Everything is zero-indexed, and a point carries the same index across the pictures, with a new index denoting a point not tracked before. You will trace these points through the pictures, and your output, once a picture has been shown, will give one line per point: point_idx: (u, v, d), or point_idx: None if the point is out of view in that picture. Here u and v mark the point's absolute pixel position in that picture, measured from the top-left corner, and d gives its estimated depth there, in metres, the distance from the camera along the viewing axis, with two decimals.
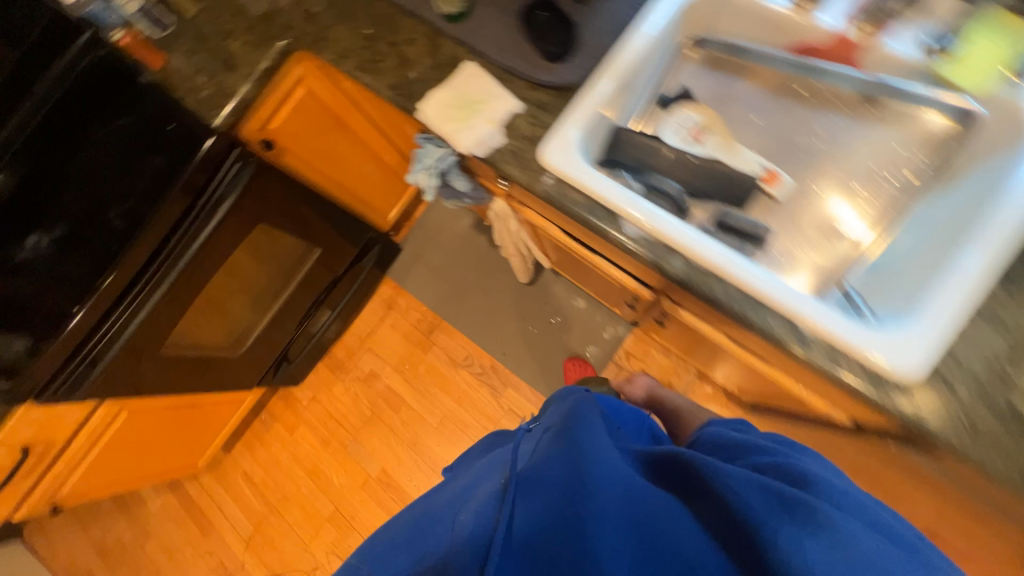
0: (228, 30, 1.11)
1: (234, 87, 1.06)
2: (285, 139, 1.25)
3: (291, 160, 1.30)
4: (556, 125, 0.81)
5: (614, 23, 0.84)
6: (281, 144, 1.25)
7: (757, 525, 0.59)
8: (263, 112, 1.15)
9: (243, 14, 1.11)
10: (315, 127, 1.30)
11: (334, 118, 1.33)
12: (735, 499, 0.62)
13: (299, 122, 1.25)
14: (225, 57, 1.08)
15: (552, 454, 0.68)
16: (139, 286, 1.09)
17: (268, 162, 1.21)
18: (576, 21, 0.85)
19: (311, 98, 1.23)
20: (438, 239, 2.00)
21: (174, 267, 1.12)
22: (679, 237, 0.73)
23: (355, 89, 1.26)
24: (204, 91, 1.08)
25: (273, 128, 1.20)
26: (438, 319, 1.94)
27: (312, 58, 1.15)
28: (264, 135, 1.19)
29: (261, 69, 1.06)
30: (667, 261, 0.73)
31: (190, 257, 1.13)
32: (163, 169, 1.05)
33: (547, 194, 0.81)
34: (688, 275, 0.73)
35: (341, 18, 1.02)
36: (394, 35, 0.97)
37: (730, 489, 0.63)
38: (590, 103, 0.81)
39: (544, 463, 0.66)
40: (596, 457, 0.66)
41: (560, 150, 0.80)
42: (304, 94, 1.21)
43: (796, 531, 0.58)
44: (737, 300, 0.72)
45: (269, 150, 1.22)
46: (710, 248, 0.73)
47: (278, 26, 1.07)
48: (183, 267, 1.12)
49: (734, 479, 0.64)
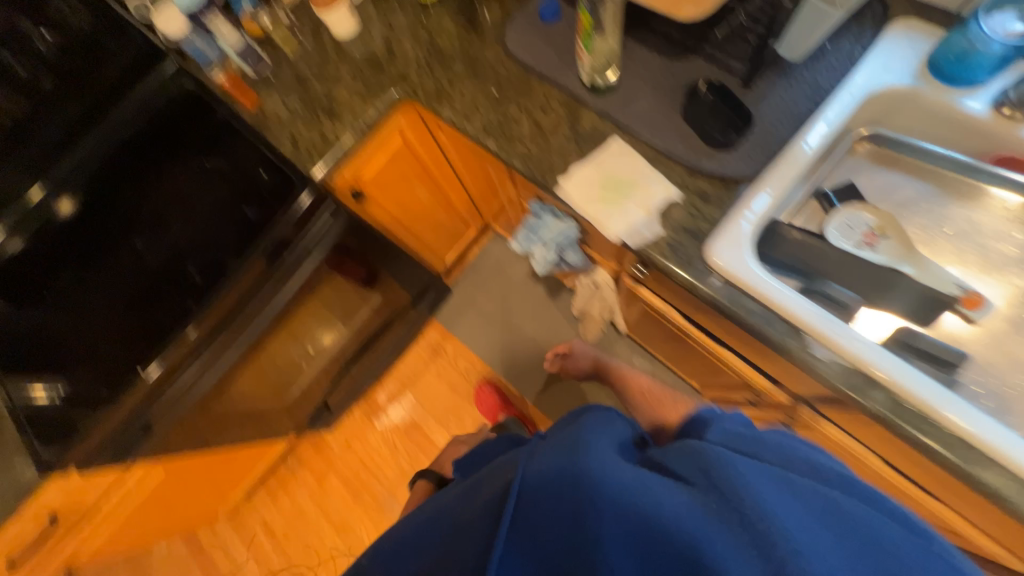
0: (333, 74, 1.03)
1: (338, 136, 0.98)
2: (373, 188, 1.16)
3: (374, 208, 1.21)
4: (729, 224, 0.73)
5: (788, 112, 0.77)
6: (368, 193, 1.15)
7: (753, 514, 0.45)
8: (360, 162, 1.06)
9: (350, 59, 1.03)
10: (402, 176, 1.21)
11: (421, 167, 1.25)
12: (744, 486, 0.48)
13: (390, 172, 1.16)
14: (330, 103, 1.00)
15: (547, 461, 0.53)
16: (206, 351, 0.97)
17: (355, 213, 1.11)
18: (744, 104, 0.78)
19: (405, 147, 1.15)
20: (493, 285, 1.91)
21: (251, 324, 1.00)
22: (889, 371, 0.64)
23: (450, 140, 1.19)
24: (302, 137, 1.00)
25: (364, 178, 1.11)
26: (488, 370, 1.83)
27: (417, 109, 1.07)
28: (355, 185, 1.09)
29: (367, 120, 0.99)
30: (867, 395, 0.65)
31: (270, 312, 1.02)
32: (253, 220, 0.96)
33: (717, 301, 0.72)
34: (892, 410, 0.64)
35: (465, 74, 0.95)
36: (526, 99, 0.90)
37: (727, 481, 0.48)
38: (761, 203, 0.73)
39: (538, 470, 0.53)
40: (603, 466, 0.51)
41: (735, 253, 0.72)
42: (400, 143, 1.13)
43: (814, 526, 0.44)
44: (907, 417, 0.64)
45: (356, 200, 1.13)
46: (919, 380, 0.63)
47: (389, 76, 1.00)
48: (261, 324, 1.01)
49: (734, 475, 0.49)
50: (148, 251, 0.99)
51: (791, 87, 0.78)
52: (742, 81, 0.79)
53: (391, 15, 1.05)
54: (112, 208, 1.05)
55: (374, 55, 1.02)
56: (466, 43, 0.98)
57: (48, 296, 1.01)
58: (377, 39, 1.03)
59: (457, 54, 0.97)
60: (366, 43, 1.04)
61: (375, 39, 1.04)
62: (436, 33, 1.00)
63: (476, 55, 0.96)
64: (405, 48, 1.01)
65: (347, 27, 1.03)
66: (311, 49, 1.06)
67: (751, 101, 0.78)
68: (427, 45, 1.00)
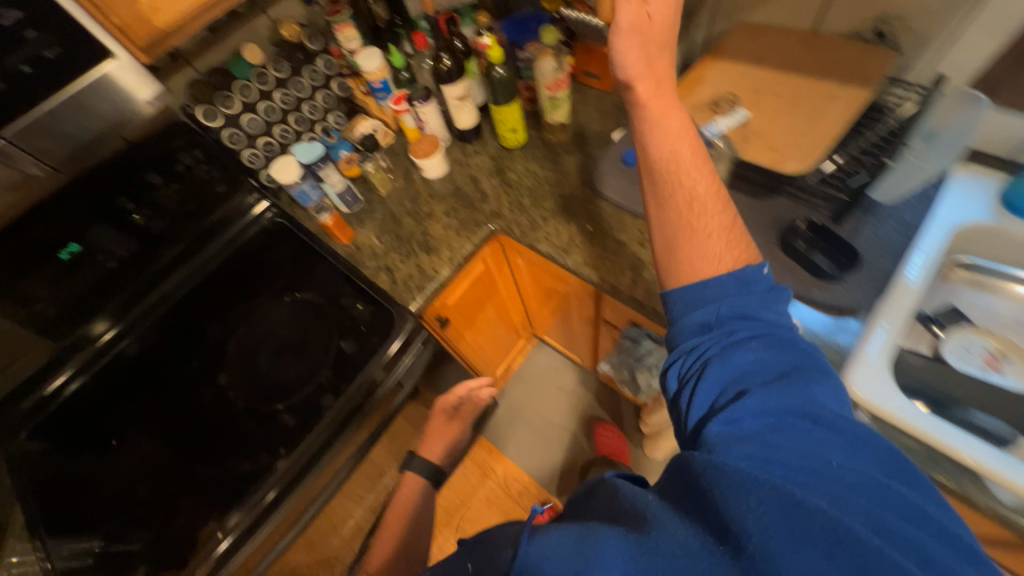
0: (426, 212, 1.10)
1: (435, 269, 1.02)
2: (454, 313, 1.17)
3: (451, 331, 1.20)
4: (859, 354, 0.74)
5: (885, 246, 0.82)
6: (449, 318, 1.16)
7: (766, 524, 0.44)
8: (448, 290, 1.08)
9: (442, 198, 1.11)
10: (479, 298, 1.23)
11: (495, 289, 1.28)
12: (762, 497, 0.46)
13: (469, 296, 1.18)
14: (426, 238, 1.06)
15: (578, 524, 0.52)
16: (277, 515, 0.84)
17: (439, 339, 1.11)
18: (842, 238, 0.83)
19: (486, 273, 1.19)
20: (542, 396, 1.84)
21: (334, 471, 0.91)
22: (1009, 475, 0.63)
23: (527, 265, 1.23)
24: (398, 269, 1.03)
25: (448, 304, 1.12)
26: (543, 493, 1.68)
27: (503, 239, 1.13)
28: (441, 312, 1.10)
29: (463, 253, 1.03)
30: (981, 490, 0.66)
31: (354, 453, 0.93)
32: (349, 355, 0.94)
33: None
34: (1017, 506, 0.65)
35: (558, 212, 1.02)
36: (622, 234, 0.96)
37: (742, 482, 0.47)
38: (883, 332, 0.74)
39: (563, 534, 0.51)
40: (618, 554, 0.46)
41: (873, 383, 0.71)
42: (482, 270, 1.17)
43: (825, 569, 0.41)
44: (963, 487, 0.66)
45: (440, 325, 1.13)
46: (1006, 464, 0.64)
47: (482, 213, 1.07)
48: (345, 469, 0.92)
49: (744, 483, 0.47)
50: (234, 389, 0.95)
51: (881, 224, 0.84)
52: (833, 219, 0.86)
53: (479, 159, 1.15)
54: (196, 343, 1.03)
55: (466, 194, 1.10)
56: (555, 184, 1.06)
57: (115, 441, 0.93)
58: (467, 180, 1.13)
59: (548, 194, 1.05)
60: (457, 184, 1.13)
61: (466, 179, 1.13)
62: (524, 175, 1.10)
63: (566, 195, 1.04)
64: (495, 189, 1.10)
65: (439, 170, 1.13)
66: (404, 189, 1.15)
67: (847, 236, 0.84)
68: (517, 185, 1.09)
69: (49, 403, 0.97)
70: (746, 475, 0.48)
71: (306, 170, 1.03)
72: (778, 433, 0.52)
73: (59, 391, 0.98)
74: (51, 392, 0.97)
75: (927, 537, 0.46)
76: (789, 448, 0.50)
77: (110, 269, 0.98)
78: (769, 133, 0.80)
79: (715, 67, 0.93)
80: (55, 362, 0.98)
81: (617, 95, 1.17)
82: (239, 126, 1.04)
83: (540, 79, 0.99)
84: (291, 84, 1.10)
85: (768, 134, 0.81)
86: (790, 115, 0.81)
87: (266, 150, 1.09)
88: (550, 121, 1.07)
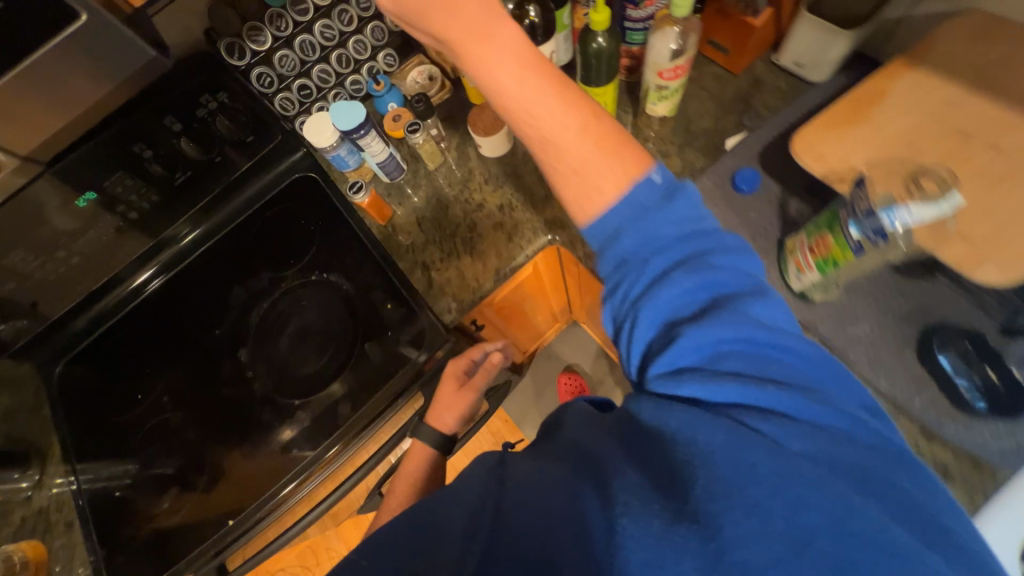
0: (479, 200, 0.93)
1: (478, 278, 0.87)
2: (490, 317, 1.03)
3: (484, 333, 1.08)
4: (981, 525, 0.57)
5: None
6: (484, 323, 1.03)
7: (750, 500, 0.36)
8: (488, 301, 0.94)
9: (500, 186, 0.93)
10: (519, 301, 1.08)
11: (538, 289, 1.12)
12: (733, 460, 0.37)
13: (510, 300, 1.04)
14: (472, 235, 0.90)
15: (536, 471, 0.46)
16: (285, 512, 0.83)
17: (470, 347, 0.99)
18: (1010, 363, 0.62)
19: (532, 278, 1.02)
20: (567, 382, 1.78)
21: (345, 478, 0.87)
22: None
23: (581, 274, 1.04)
24: (438, 269, 0.89)
25: (485, 311, 0.99)
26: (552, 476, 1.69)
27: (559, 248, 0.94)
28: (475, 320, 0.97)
29: (513, 262, 0.88)
30: None
31: (364, 470, 0.87)
32: (375, 361, 0.86)
33: None
34: None
35: None
36: None
37: (716, 448, 0.38)
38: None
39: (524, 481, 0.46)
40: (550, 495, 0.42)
41: None
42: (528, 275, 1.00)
43: (773, 525, 0.35)
44: None
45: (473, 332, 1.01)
46: None
47: (545, 216, 0.89)
48: (354, 480, 0.87)
49: (718, 447, 0.38)
50: (253, 370, 0.92)
51: None
52: (1005, 330, 0.64)
53: None
54: (219, 307, 0.97)
55: (527, 187, 0.91)
56: None
57: (140, 396, 0.93)
58: (533, 167, 0.93)
59: None
60: (519, 169, 0.94)
61: (530, 166, 0.93)
62: None
63: None
64: None
65: (500, 149, 0.92)
66: (456, 164, 0.97)
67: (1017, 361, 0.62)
68: None
69: (133, 296, 0.94)
70: (719, 434, 0.39)
71: (344, 136, 0.86)
72: (761, 375, 0.42)
73: (143, 287, 0.94)
74: (137, 286, 0.94)
75: (917, 484, 0.39)
76: (735, 383, 0.42)
77: (127, 221, 0.88)
78: (972, 213, 0.56)
79: (910, 82, 0.65)
80: (153, 251, 0.94)
81: (745, 80, 0.89)
82: (272, 66, 0.88)
83: (652, 58, 0.73)
84: (333, 14, 0.87)
85: (969, 213, 0.56)
86: (1006, 190, 0.56)
87: (303, 96, 0.95)
88: (650, 111, 0.83)
